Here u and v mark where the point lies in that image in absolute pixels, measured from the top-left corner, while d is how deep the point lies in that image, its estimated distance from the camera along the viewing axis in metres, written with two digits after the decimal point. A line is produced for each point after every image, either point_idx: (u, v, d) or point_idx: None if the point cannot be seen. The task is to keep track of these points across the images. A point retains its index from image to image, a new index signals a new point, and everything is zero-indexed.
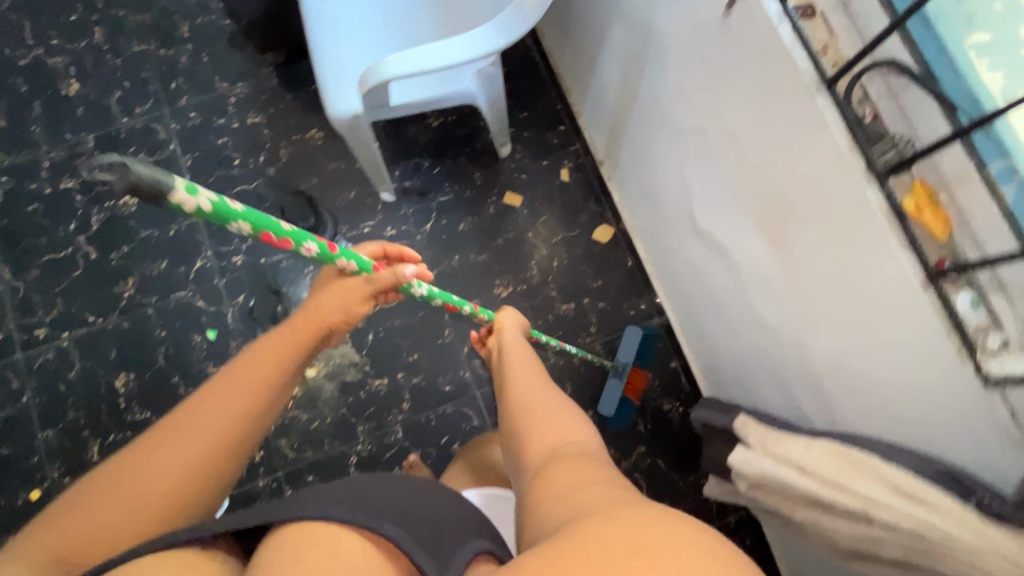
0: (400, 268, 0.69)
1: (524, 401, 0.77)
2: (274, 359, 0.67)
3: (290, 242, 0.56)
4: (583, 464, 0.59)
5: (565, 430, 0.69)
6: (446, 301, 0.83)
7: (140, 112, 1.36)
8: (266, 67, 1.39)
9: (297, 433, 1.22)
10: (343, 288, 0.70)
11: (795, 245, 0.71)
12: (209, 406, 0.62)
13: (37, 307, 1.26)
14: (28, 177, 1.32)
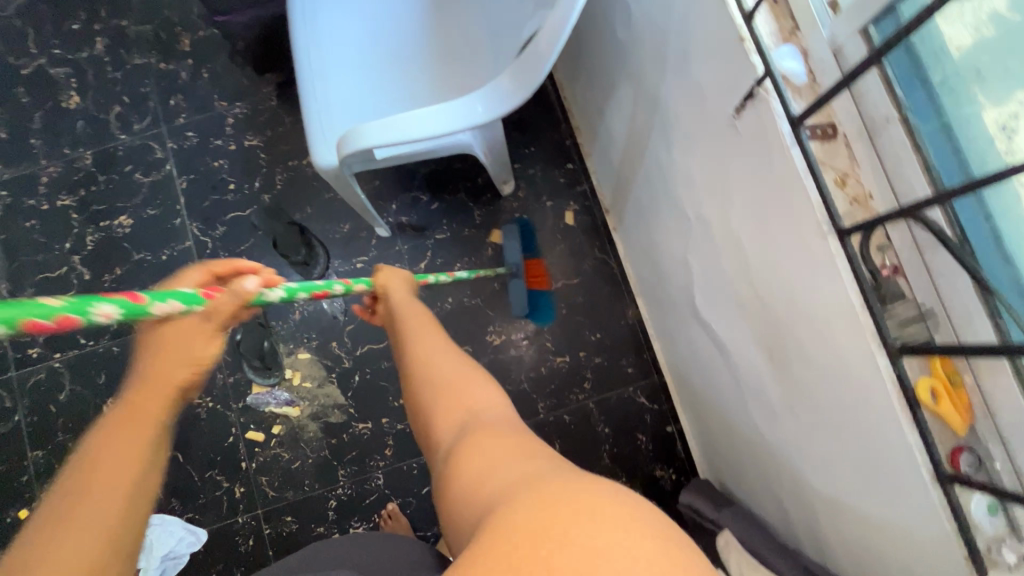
0: (238, 285, 0.51)
1: (423, 368, 0.66)
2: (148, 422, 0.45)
3: (73, 319, 0.35)
4: (492, 436, 0.52)
5: (474, 398, 0.61)
6: (312, 292, 0.63)
7: (138, 129, 1.33)
8: (266, 87, 1.34)
9: (279, 472, 1.21)
10: (196, 329, 0.48)
11: (793, 368, 0.63)
12: (77, 507, 0.40)
13: None
14: (28, 192, 1.32)
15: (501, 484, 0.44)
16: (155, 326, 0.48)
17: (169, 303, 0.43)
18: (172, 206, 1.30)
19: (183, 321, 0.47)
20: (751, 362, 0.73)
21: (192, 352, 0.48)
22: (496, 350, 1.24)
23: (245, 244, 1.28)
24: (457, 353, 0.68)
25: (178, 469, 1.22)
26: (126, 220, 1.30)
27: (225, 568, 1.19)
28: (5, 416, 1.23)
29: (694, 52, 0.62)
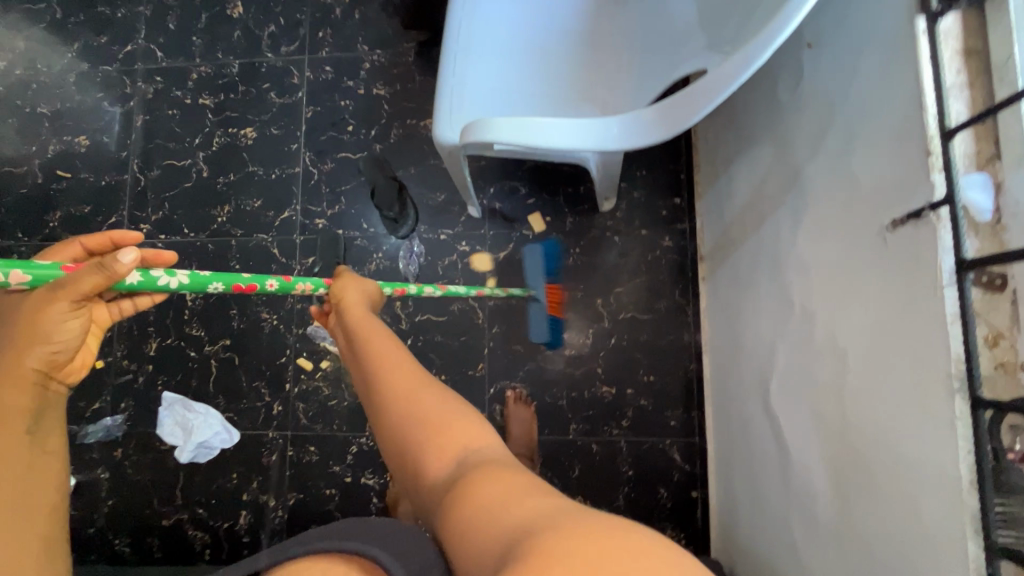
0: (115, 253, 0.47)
1: (399, 397, 0.58)
2: None
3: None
4: (489, 471, 0.46)
5: (463, 425, 0.54)
6: (229, 282, 0.63)
7: (283, 52, 1.41)
8: (408, 42, 1.37)
9: (314, 403, 1.29)
10: (53, 307, 0.49)
11: (857, 495, 0.58)
12: None
13: (149, 204, 1.40)
14: (178, 84, 1.43)
15: (528, 518, 0.38)
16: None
17: (12, 272, 0.46)
18: (293, 132, 1.38)
19: (39, 298, 0.49)
20: (808, 465, 0.68)
21: (101, 321, 0.45)
22: (546, 360, 1.23)
23: (346, 185, 1.34)
24: (426, 377, 0.61)
25: (231, 370, 1.32)
26: (250, 132, 1.39)
27: (245, 472, 1.28)
28: None
29: (865, 141, 0.56)
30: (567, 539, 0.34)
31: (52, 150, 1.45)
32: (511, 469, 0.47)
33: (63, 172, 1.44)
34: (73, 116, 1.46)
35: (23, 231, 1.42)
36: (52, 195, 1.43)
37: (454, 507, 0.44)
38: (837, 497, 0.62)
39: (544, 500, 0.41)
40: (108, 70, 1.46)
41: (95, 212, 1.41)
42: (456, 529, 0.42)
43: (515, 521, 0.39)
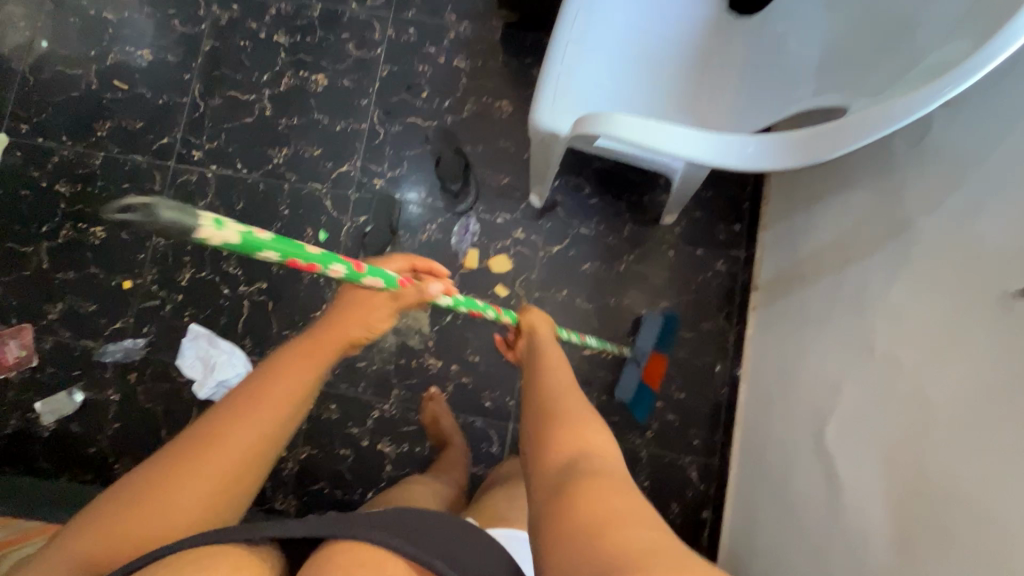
0: (425, 285, 0.69)
1: (542, 398, 0.64)
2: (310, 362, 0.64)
3: (318, 266, 0.53)
4: (601, 481, 0.48)
5: (591, 436, 0.57)
6: (472, 310, 0.79)
7: (367, 5, 1.38)
8: (496, 20, 1.36)
9: (343, 362, 1.27)
10: (379, 301, 0.67)
11: (923, 536, 0.60)
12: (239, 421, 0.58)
13: (204, 131, 1.36)
14: (254, 16, 1.40)
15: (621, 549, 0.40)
16: (351, 285, 0.69)
17: (377, 280, 0.62)
18: (365, 87, 1.35)
19: (374, 293, 0.67)
20: (862, 502, 0.71)
21: (370, 321, 0.68)
22: (581, 360, 1.24)
23: (411, 151, 1.33)
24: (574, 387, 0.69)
25: (263, 314, 1.30)
26: (322, 79, 1.36)
27: None
28: (150, 197, 1.35)
29: (1008, 203, 0.58)
30: None
31: (112, 58, 1.40)
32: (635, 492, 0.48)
33: (119, 82, 1.39)
34: (139, 27, 1.41)
35: (69, 136, 1.37)
36: (105, 104, 1.38)
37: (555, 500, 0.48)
38: (897, 534, 0.64)
39: (644, 537, 0.41)
40: None
41: (146, 129, 1.37)
42: (549, 529, 0.45)
43: (617, 547, 0.40)
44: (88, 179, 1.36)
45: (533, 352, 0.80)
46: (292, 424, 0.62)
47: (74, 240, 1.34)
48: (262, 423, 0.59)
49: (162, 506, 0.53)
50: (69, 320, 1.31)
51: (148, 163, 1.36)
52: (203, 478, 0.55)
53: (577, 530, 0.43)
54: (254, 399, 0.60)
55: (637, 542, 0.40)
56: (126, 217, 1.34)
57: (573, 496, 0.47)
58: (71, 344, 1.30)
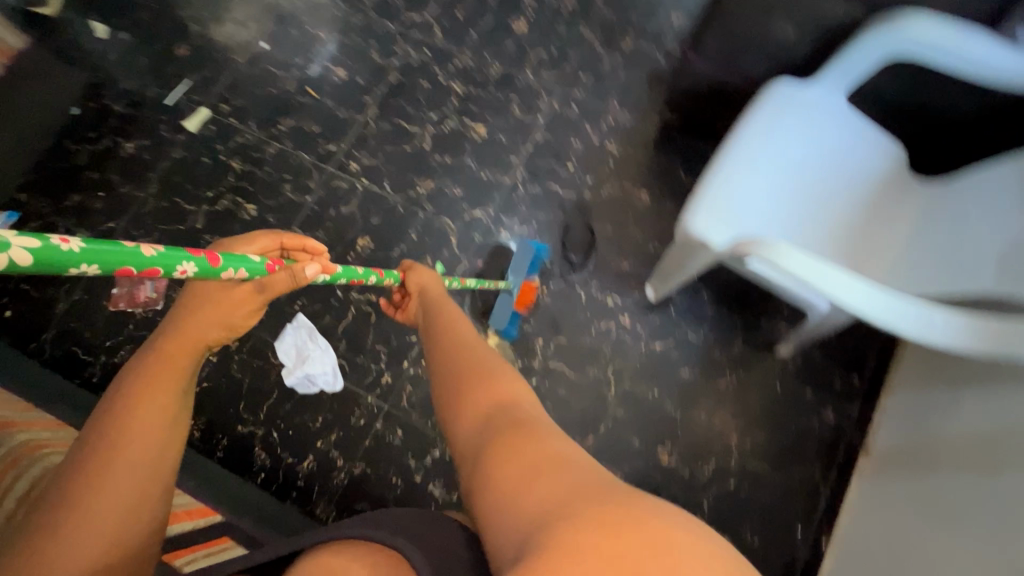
0: (297, 269, 0.68)
1: (455, 351, 0.73)
2: (182, 359, 0.65)
3: (156, 269, 0.51)
4: (526, 433, 0.54)
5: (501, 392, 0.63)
6: (352, 277, 0.83)
7: (541, 76, 1.49)
8: (656, 119, 1.43)
9: (421, 392, 1.32)
10: (234, 290, 0.67)
11: None
12: (126, 432, 0.58)
13: (367, 149, 1.50)
14: (439, 62, 1.54)
15: (550, 490, 0.46)
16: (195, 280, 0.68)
17: (237, 271, 0.61)
18: (518, 146, 1.44)
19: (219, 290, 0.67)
20: None
21: (234, 316, 0.68)
22: (656, 468, 1.18)
23: (542, 214, 1.38)
24: (479, 335, 0.77)
25: (364, 323, 1.36)
26: (482, 130, 1.47)
27: (330, 421, 1.30)
28: (303, 192, 1.48)
29: None
30: (598, 516, 0.40)
31: (312, 70, 1.58)
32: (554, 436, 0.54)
33: (311, 91, 1.57)
34: (341, 49, 1.59)
35: (255, 124, 1.54)
36: (294, 106, 1.56)
37: (485, 464, 0.53)
38: None
39: (570, 476, 0.47)
40: (387, 24, 1.59)
41: (320, 134, 1.53)
42: (485, 490, 0.51)
43: (544, 494, 0.46)
44: (258, 163, 1.51)
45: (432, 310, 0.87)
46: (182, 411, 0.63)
47: (229, 209, 1.47)
48: (151, 426, 0.59)
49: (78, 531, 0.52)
50: None
51: (311, 162, 1.51)
52: (120, 487, 0.55)
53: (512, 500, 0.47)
54: (122, 419, 0.58)
55: (564, 484, 0.46)
56: (278, 204, 1.47)
57: (495, 464, 0.52)
58: None
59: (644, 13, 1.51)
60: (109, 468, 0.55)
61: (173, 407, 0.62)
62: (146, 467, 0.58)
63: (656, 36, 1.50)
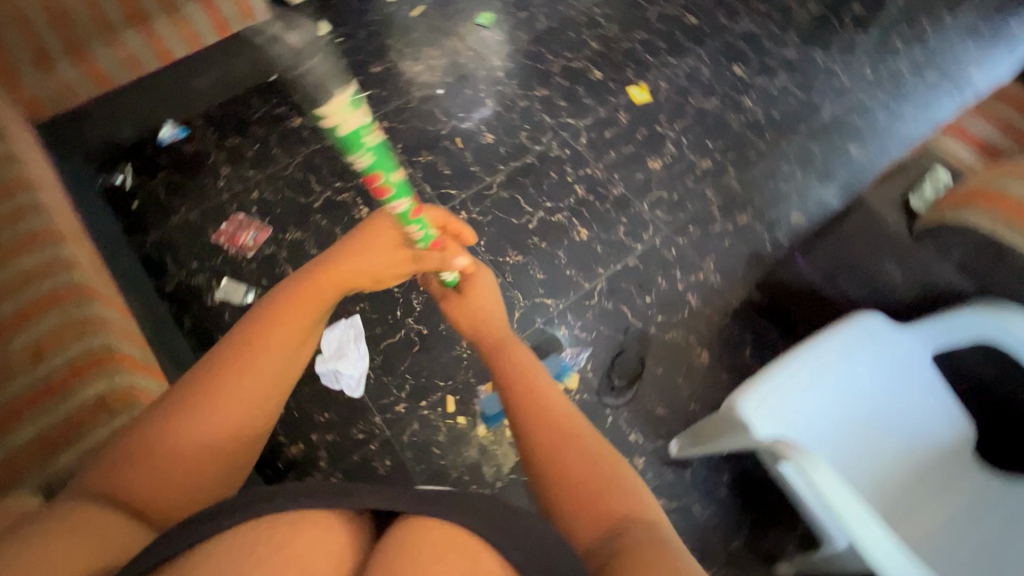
0: (454, 256, 0.88)
1: (562, 430, 0.73)
2: (312, 303, 0.79)
3: (388, 190, 0.75)
4: (653, 553, 0.56)
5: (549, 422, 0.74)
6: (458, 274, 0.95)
7: (656, 213, 1.59)
8: (742, 294, 1.48)
9: (423, 435, 1.34)
10: (384, 247, 0.85)
11: None
12: (252, 352, 0.71)
13: (479, 204, 1.60)
14: (575, 163, 1.67)
15: None
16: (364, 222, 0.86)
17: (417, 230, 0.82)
18: (611, 261, 1.51)
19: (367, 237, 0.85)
20: None
21: (378, 266, 0.85)
22: None
23: (605, 329, 1.42)
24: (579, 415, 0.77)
25: (405, 351, 1.42)
26: (584, 233, 1.55)
27: (333, 422, 1.34)
28: None
29: None
30: None
31: (465, 121, 1.74)
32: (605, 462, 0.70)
33: (457, 138, 1.71)
34: (498, 115, 1.74)
35: (401, 146, 1.70)
36: (438, 144, 1.71)
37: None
38: None
39: None
40: (545, 114, 1.74)
41: (446, 175, 1.66)
42: None
43: None
44: None
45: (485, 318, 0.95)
46: (301, 342, 0.76)
47: (345, 204, 1.62)
48: (271, 350, 0.73)
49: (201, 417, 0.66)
50: (293, 250, 1.57)
51: (427, 194, 1.63)
52: (239, 394, 0.68)
53: (595, 517, 0.63)
54: (253, 341, 0.73)
55: None
56: None
57: None
58: (280, 264, 1.55)
59: (768, 200, 1.61)
60: (232, 379, 0.69)
61: (295, 338, 0.76)
62: (266, 379, 0.71)
63: (772, 224, 1.58)
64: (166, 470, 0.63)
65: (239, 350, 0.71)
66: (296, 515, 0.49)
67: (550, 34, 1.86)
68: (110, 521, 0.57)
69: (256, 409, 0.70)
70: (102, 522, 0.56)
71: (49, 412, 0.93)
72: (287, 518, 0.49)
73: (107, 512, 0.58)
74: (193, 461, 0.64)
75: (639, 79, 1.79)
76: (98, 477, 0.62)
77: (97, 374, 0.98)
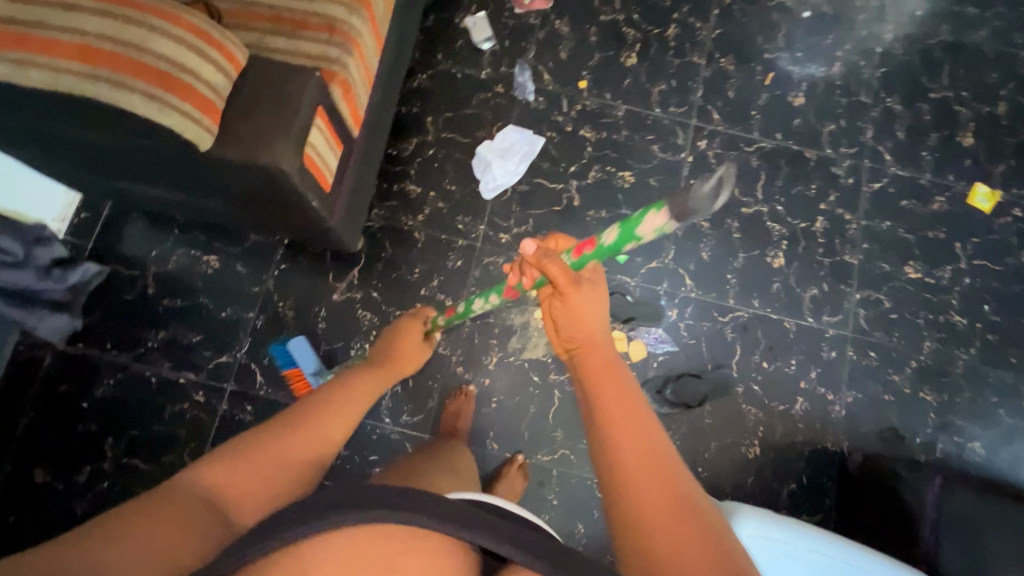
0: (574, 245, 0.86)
1: (661, 479, 0.62)
2: (320, 412, 0.86)
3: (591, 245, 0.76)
4: None
5: (638, 439, 0.65)
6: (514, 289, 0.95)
7: (858, 310, 1.34)
8: (850, 448, 1.26)
9: (497, 271, 1.33)
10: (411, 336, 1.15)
11: None
12: (279, 439, 0.79)
13: (724, 150, 1.43)
14: (843, 196, 1.41)
15: None
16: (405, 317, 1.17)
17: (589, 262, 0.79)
18: (773, 305, 1.34)
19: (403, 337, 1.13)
20: None
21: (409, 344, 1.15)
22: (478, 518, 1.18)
23: (705, 348, 1.30)
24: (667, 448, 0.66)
25: (548, 201, 1.38)
26: (778, 262, 1.36)
27: (452, 196, 1.37)
28: (662, 103, 1.45)
29: None
30: None
31: (791, 70, 1.50)
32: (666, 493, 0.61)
33: (769, 77, 1.49)
34: (827, 90, 1.49)
35: (718, 38, 1.50)
36: (749, 64, 1.49)
37: None
38: None
39: None
40: (870, 129, 1.46)
41: (725, 100, 1.47)
42: None
43: None
44: (678, 50, 1.49)
45: (573, 326, 0.80)
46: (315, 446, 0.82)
47: (624, 40, 1.49)
48: (304, 435, 0.82)
49: (262, 467, 0.74)
50: (550, 37, 1.48)
51: (694, 100, 1.46)
52: (280, 453, 0.77)
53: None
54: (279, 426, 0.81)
55: None
56: (641, 82, 1.46)
57: None
58: (531, 39, 1.48)
59: (972, 408, 1.30)
60: (266, 442, 0.78)
61: (303, 455, 0.79)
62: (307, 448, 0.81)
63: (949, 427, 1.29)
64: (198, 512, 0.65)
65: (297, 424, 0.82)
66: (383, 524, 0.49)
67: (957, 66, 1.52)
68: (174, 516, 0.63)
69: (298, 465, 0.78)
70: (179, 516, 0.63)
71: None
72: (348, 529, 0.49)
73: (195, 499, 0.67)
74: (246, 484, 0.72)
75: (995, 183, 1.43)
76: (197, 475, 0.71)
77: None
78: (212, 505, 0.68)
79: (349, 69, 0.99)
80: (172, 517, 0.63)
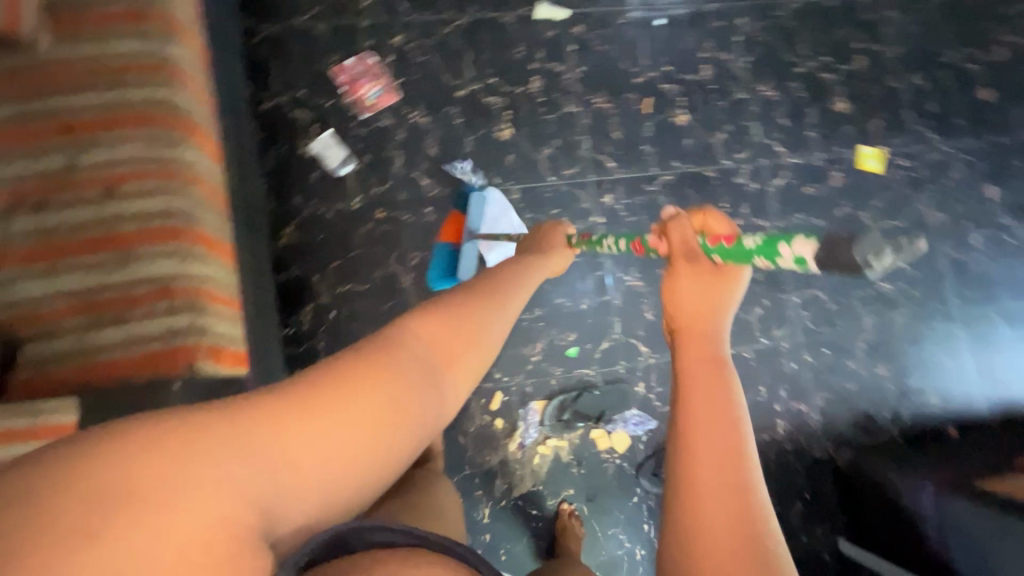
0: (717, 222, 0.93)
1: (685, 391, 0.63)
2: (502, 302, 0.73)
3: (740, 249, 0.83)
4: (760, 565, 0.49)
5: (716, 429, 0.58)
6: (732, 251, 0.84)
7: (802, 313, 1.37)
8: (834, 449, 1.33)
9: (457, 417, 1.22)
10: (555, 237, 1.08)
11: None
12: (462, 318, 0.67)
13: (631, 198, 1.37)
14: (752, 205, 1.41)
15: None
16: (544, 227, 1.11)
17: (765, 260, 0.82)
18: None
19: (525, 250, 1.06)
20: None
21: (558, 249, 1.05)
22: None
23: None
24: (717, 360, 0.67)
25: None
26: None
27: None
28: (553, 169, 1.35)
29: None
30: None
31: (665, 86, 1.43)
32: (718, 442, 0.57)
33: (647, 102, 1.41)
34: (705, 98, 1.44)
35: (585, 77, 1.40)
36: (623, 94, 1.41)
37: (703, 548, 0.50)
38: None
39: None
40: (755, 125, 1.45)
41: (613, 141, 1.39)
42: None
43: None
44: (549, 104, 1.38)
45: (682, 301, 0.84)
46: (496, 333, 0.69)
47: (491, 111, 1.35)
48: (496, 323, 0.70)
49: (453, 352, 0.63)
50: (411, 135, 1.31)
51: (582, 154, 1.37)
52: (458, 339, 0.64)
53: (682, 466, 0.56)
54: (455, 308, 0.68)
55: None
56: (526, 153, 1.35)
57: None
58: (393, 144, 1.31)
59: (918, 364, 1.39)
60: (453, 318, 0.65)
61: (481, 348, 0.66)
62: (488, 328, 0.68)
63: (907, 392, 1.37)
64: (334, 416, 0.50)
65: (494, 298, 0.73)
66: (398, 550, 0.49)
67: (811, 29, 1.51)
68: (368, 394, 0.53)
69: (472, 366, 0.65)
70: (384, 388, 0.54)
71: (105, 267, 0.79)
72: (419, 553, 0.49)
73: (416, 363, 0.58)
74: (445, 348, 0.63)
75: (876, 141, 1.48)
76: (412, 331, 0.62)
77: (166, 245, 0.81)
78: (428, 369, 0.60)
79: (211, 331, 0.81)
80: (375, 392, 0.53)
